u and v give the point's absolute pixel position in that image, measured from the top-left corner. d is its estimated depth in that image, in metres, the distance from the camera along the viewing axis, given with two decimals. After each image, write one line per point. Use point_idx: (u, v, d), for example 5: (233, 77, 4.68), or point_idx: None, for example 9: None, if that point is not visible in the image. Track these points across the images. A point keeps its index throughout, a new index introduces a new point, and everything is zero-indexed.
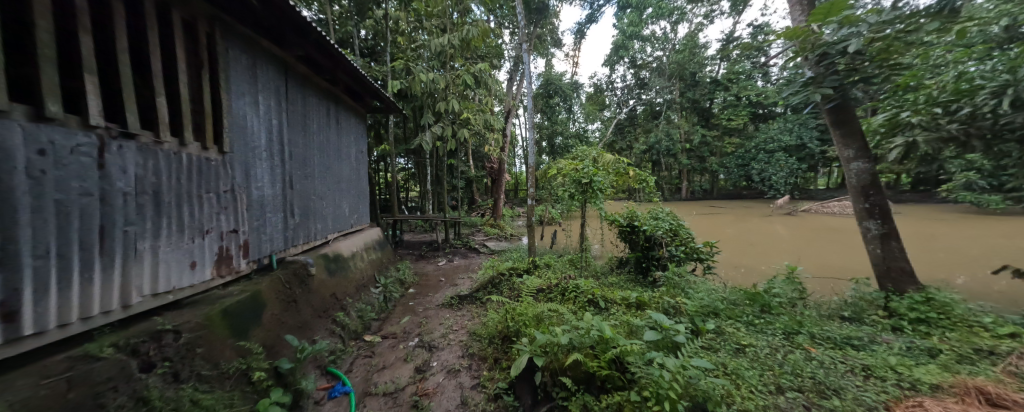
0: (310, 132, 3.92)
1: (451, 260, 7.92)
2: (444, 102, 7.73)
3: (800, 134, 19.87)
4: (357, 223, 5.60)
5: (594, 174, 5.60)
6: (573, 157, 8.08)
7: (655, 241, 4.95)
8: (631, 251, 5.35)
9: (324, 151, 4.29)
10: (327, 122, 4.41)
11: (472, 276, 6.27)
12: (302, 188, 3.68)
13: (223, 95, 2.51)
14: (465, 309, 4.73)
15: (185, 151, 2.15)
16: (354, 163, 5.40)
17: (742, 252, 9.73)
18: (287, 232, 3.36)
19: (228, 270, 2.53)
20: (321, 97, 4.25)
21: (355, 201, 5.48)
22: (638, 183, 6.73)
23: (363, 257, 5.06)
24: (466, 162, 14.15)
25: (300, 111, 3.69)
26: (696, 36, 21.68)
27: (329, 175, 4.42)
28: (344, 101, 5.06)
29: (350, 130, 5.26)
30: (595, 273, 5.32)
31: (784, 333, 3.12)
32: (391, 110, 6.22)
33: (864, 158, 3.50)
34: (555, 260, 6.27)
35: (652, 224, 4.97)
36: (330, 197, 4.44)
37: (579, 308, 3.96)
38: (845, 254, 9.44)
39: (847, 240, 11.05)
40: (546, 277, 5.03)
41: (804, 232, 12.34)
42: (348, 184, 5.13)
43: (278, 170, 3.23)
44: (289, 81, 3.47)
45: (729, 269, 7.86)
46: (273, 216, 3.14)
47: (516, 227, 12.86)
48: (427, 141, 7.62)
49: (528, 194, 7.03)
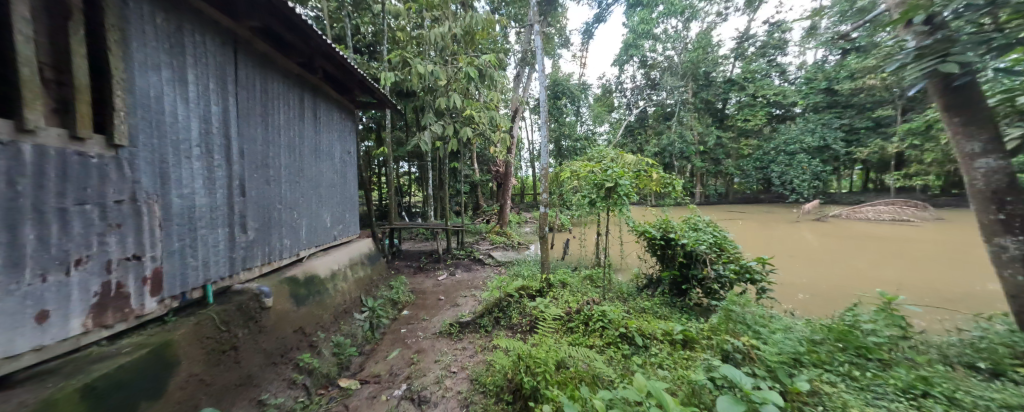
0: (275, 127, 3.20)
1: (453, 274, 7.11)
2: (444, 97, 6.93)
3: (823, 134, 18.87)
4: (343, 236, 4.85)
5: (621, 176, 4.71)
6: (589, 158, 7.30)
7: (697, 257, 4.04)
8: (663, 268, 4.51)
9: (297, 150, 3.58)
10: (302, 116, 3.72)
11: (475, 295, 5.47)
12: (259, 196, 2.94)
13: (118, 65, 1.77)
14: (467, 340, 3.92)
15: (29, 141, 1.41)
16: (339, 165, 4.70)
17: (797, 266, 8.26)
18: (233, 254, 2.60)
19: (124, 315, 1.78)
20: (293, 84, 3.53)
21: (340, 209, 4.74)
22: (664, 187, 5.90)
23: (346, 275, 4.30)
24: (470, 165, 13.40)
25: (258, 100, 2.97)
26: (708, 35, 20.91)
27: (303, 179, 3.70)
28: (326, 93, 4.37)
29: (333, 127, 4.55)
30: (620, 294, 4.53)
31: (906, 396, 2.18)
32: (383, 105, 5.53)
33: (997, 154, 2.62)
34: (571, 276, 5.45)
35: (693, 237, 4.07)
36: (303, 207, 3.71)
37: (608, 345, 3.20)
38: (897, 265, 8.34)
39: (892, 248, 9.97)
40: (564, 302, 4.21)
41: (839, 239, 11.30)
42: (331, 190, 4.43)
43: (222, 171, 2.49)
44: (241, 59, 2.75)
45: (791, 287, 6.51)
46: (211, 232, 2.37)
47: (524, 234, 12.07)
48: (425, 140, 6.81)
49: (540, 200, 6.23)
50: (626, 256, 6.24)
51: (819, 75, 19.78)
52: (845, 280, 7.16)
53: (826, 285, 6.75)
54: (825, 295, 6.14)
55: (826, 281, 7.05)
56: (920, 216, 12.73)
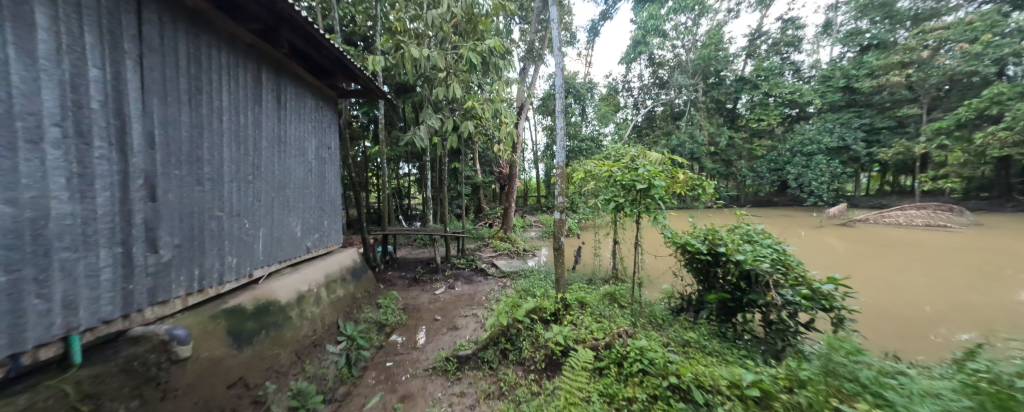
0: (212, 110, 2.42)
1: (451, 288, 6.26)
2: (441, 87, 6.09)
3: (842, 134, 17.97)
4: (319, 247, 4.08)
5: (653, 176, 3.77)
6: (605, 157, 6.50)
7: (755, 278, 3.20)
8: (705, 289, 3.70)
9: (249, 141, 2.81)
10: (258, 99, 2.94)
11: (477, 317, 4.68)
12: (183, 201, 2.16)
13: None
14: (466, 382, 3.12)
15: None
16: (314, 162, 3.94)
17: (876, 284, 6.56)
18: (129, 284, 1.80)
19: None
20: (244, 56, 2.77)
21: (315, 215, 3.96)
22: (692, 190, 5.04)
23: (319, 297, 3.50)
24: (472, 166, 12.62)
25: (182, 70, 2.18)
26: (719, 32, 20.11)
27: (258, 177, 2.92)
28: (296, 73, 3.59)
29: (307, 116, 3.79)
30: (652, 320, 3.74)
31: None
32: (371, 94, 4.78)
33: None
34: (589, 294, 4.63)
35: (752, 252, 3.18)
36: (259, 214, 2.93)
37: (657, 403, 2.39)
38: (963, 277, 7.24)
39: (934, 255, 9.12)
40: (588, 332, 3.40)
41: (873, 246, 10.32)
42: (303, 192, 3.67)
43: (106, 165, 1.70)
44: (157, 11, 2.00)
45: (886, 315, 4.97)
46: (82, 254, 1.59)
47: (528, 239, 11.27)
48: (421, 135, 5.94)
49: (555, 204, 4.73)
50: (653, 270, 5.38)
51: (837, 73, 18.92)
52: (914, 292, 6.12)
53: (895, 299, 5.72)
54: (902, 312, 5.12)
55: (893, 293, 6.02)
56: (956, 221, 11.81)
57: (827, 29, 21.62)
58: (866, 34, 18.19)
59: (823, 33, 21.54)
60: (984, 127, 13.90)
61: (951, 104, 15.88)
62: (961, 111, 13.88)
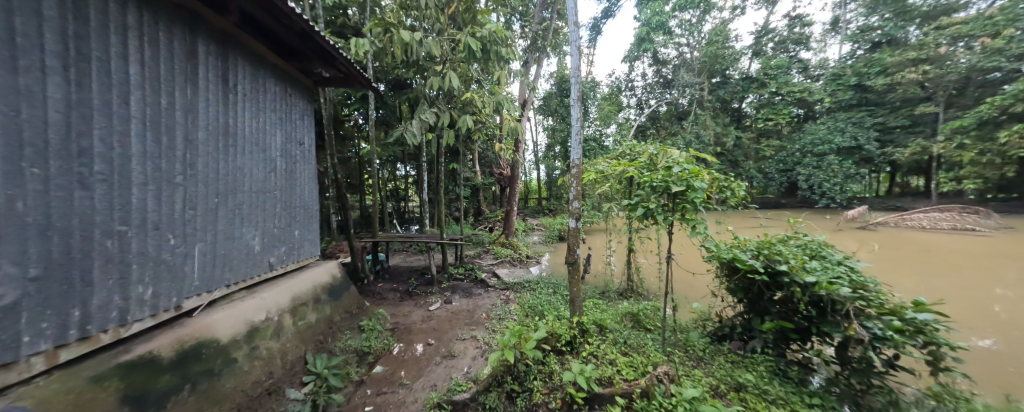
0: (109, 84, 1.74)
1: (447, 303, 5.57)
2: (436, 76, 5.38)
3: (854, 134, 17.30)
4: (287, 262, 3.41)
5: (685, 178, 2.98)
6: (619, 157, 5.81)
7: (826, 305, 2.53)
8: (755, 313, 3.03)
9: (174, 130, 2.12)
10: (192, 75, 2.26)
11: (478, 343, 3.98)
12: (43, 211, 1.48)
13: None
14: None
15: None
16: (280, 160, 3.26)
17: (947, 296, 5.55)
18: None
19: None
20: (170, 16, 2.09)
21: (281, 224, 3.28)
22: (719, 193, 4.23)
23: (279, 326, 2.82)
24: (472, 167, 11.95)
25: (50, 21, 1.51)
26: (725, 29, 19.50)
27: (190, 178, 2.24)
28: (254, 49, 2.91)
29: (270, 103, 3.11)
30: (690, 351, 3.08)
31: None
32: (352, 82, 4.09)
33: None
34: (609, 314, 3.97)
35: (825, 273, 2.48)
36: (192, 227, 2.25)
37: None
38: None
39: (981, 261, 8.25)
40: (616, 370, 2.74)
41: (904, 250, 9.55)
42: (262, 197, 2.99)
43: None
44: None
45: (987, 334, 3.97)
46: None
47: (531, 245, 10.60)
48: (413, 130, 5.17)
49: (572, 211, 3.69)
50: (682, 286, 4.70)
51: (847, 71, 18.31)
52: (998, 306, 5.10)
53: (981, 312, 4.72)
54: (1006, 331, 4.09)
55: (973, 305, 5.01)
56: (986, 225, 11.12)
57: (835, 27, 21.07)
58: (876, 31, 17.62)
59: (830, 31, 20.99)
60: (1006, 125, 13.27)
61: (969, 103, 15.28)
62: (983, 108, 13.25)
